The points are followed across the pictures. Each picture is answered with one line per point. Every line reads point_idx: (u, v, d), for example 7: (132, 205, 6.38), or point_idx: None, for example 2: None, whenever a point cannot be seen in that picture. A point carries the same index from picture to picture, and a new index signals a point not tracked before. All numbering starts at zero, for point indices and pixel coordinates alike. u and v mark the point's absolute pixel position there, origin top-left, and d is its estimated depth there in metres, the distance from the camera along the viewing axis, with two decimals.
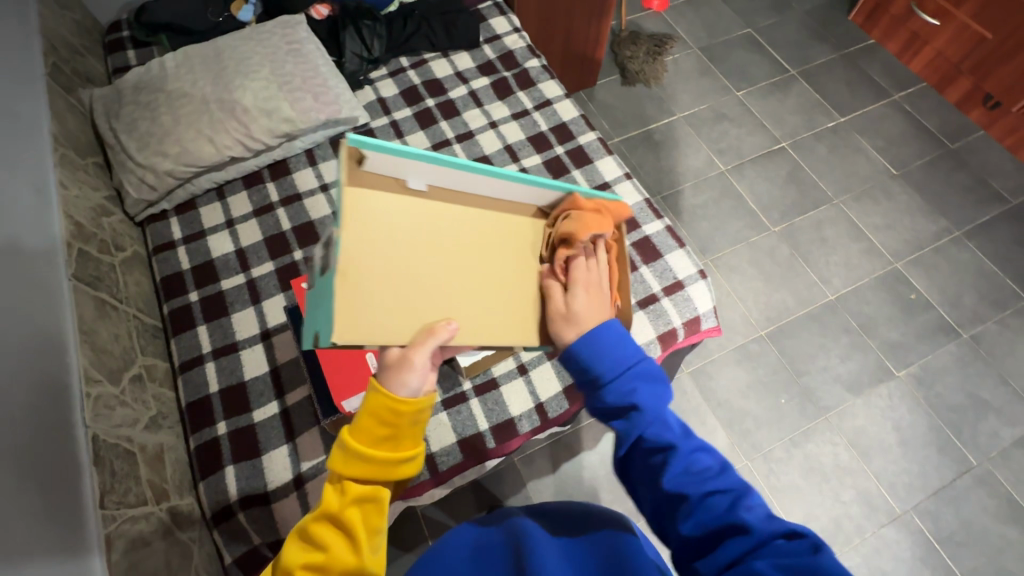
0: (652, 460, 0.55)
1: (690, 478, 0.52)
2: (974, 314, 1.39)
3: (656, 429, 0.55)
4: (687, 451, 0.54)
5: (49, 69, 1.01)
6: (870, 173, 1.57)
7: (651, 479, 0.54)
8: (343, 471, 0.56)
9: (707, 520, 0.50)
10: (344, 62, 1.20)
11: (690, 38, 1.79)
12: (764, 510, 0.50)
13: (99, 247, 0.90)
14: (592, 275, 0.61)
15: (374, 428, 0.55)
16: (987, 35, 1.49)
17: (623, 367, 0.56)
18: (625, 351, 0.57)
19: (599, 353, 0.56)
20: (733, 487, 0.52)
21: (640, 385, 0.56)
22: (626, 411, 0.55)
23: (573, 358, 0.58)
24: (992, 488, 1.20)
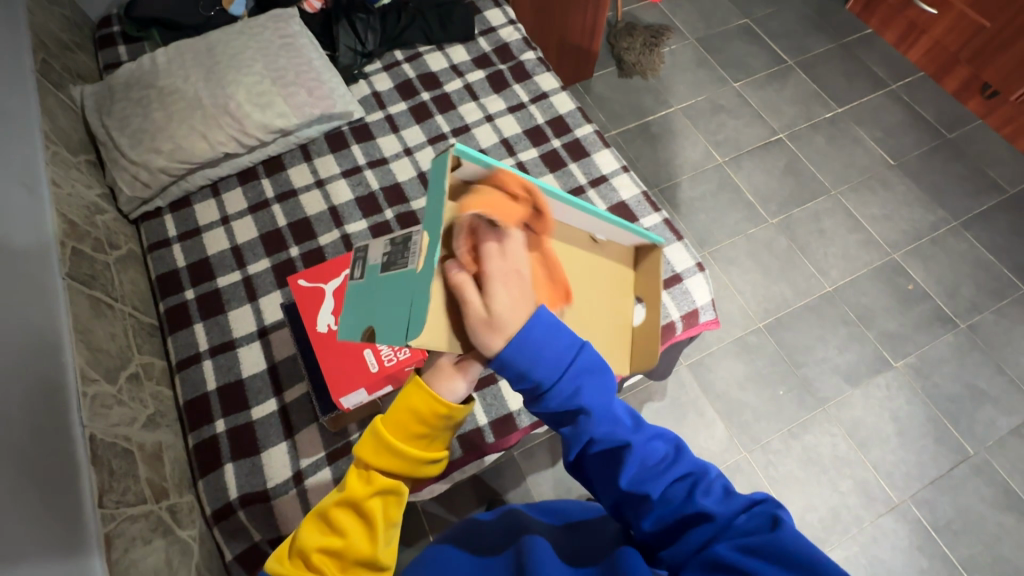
0: (608, 459, 0.53)
1: (648, 473, 0.51)
2: (971, 304, 1.39)
3: (608, 428, 0.52)
4: (641, 444, 0.52)
5: (39, 66, 1.00)
6: (868, 164, 1.56)
7: (608, 477, 0.53)
8: (371, 461, 0.58)
9: (668, 511, 0.50)
10: (337, 55, 1.19)
11: (686, 28, 1.77)
12: (721, 488, 0.50)
13: (93, 245, 0.90)
14: (514, 263, 0.50)
15: (410, 423, 0.57)
16: (985, 24, 1.48)
17: (561, 368, 0.49)
18: (558, 347, 0.49)
19: (530, 362, 0.48)
20: (690, 471, 0.52)
21: (583, 383, 0.51)
22: (572, 415, 0.52)
23: (503, 367, 0.48)
24: (989, 477, 1.21)
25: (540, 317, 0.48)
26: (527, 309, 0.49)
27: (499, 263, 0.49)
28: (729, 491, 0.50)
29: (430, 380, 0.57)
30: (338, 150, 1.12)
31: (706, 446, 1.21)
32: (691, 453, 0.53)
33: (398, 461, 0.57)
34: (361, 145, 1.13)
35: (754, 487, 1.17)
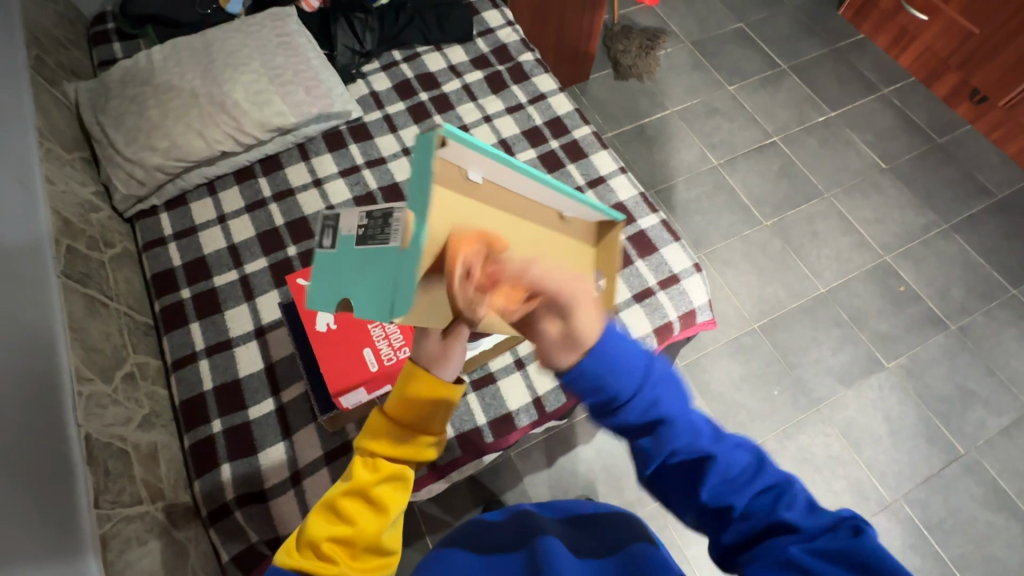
0: (687, 471, 0.49)
1: (731, 484, 0.48)
2: (961, 306, 1.41)
3: (690, 440, 0.49)
4: (724, 457, 0.48)
5: (32, 62, 0.99)
6: (861, 168, 1.58)
7: (688, 490, 0.49)
8: (377, 448, 0.61)
9: (747, 523, 0.46)
10: (335, 55, 1.18)
11: (682, 32, 1.79)
12: (806, 500, 0.47)
13: (88, 244, 0.89)
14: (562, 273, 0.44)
15: (413, 411, 0.60)
16: (974, 30, 1.51)
17: (638, 381, 0.48)
18: (630, 359, 0.48)
19: (607, 378, 0.47)
20: (776, 481, 0.48)
21: (660, 395, 0.49)
22: (651, 428, 0.49)
23: (581, 384, 0.47)
24: (979, 476, 1.23)
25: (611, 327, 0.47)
26: (597, 314, 0.46)
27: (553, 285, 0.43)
28: (812, 503, 0.47)
29: (427, 367, 0.60)
30: (335, 150, 1.12)
31: None
32: (773, 463, 0.49)
33: (403, 446, 0.61)
34: (360, 144, 1.12)
35: None
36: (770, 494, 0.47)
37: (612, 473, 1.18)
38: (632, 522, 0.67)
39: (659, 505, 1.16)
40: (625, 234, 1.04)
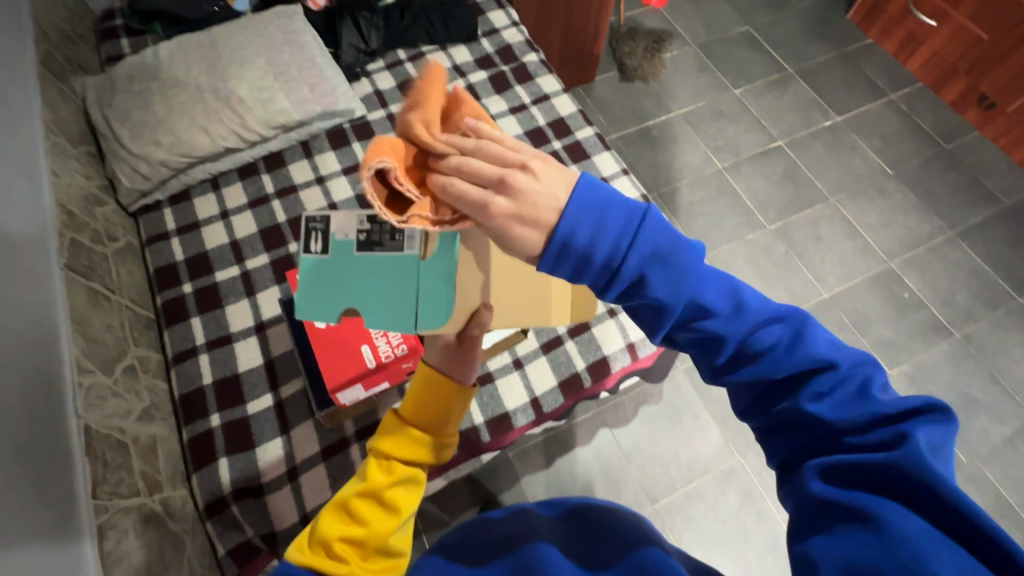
0: (705, 348, 0.48)
1: (744, 356, 0.47)
2: (966, 314, 1.40)
3: (694, 314, 0.47)
4: (738, 332, 0.46)
5: (41, 57, 1.00)
6: (867, 173, 1.57)
7: (711, 361, 0.49)
8: (390, 451, 0.62)
9: (781, 406, 0.45)
10: (340, 53, 1.19)
11: (688, 34, 1.78)
12: (859, 384, 0.43)
13: (91, 237, 0.89)
14: (493, 176, 0.43)
15: (427, 408, 0.63)
16: (983, 36, 1.50)
17: (624, 249, 0.44)
18: (610, 227, 0.43)
19: (587, 244, 0.44)
20: (814, 363, 0.44)
21: (651, 269, 0.45)
22: (656, 309, 0.47)
23: (559, 262, 0.44)
24: (981, 485, 1.21)
25: (579, 195, 0.43)
26: (558, 184, 0.44)
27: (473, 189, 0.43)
28: (867, 391, 0.42)
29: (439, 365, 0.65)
30: (339, 147, 1.12)
31: (700, 450, 1.21)
32: (813, 342, 0.45)
33: (415, 445, 0.63)
34: (363, 142, 1.13)
35: (749, 493, 1.17)
36: (802, 380, 0.45)
37: (610, 475, 1.18)
38: (654, 537, 0.63)
39: (656, 507, 1.15)
40: None
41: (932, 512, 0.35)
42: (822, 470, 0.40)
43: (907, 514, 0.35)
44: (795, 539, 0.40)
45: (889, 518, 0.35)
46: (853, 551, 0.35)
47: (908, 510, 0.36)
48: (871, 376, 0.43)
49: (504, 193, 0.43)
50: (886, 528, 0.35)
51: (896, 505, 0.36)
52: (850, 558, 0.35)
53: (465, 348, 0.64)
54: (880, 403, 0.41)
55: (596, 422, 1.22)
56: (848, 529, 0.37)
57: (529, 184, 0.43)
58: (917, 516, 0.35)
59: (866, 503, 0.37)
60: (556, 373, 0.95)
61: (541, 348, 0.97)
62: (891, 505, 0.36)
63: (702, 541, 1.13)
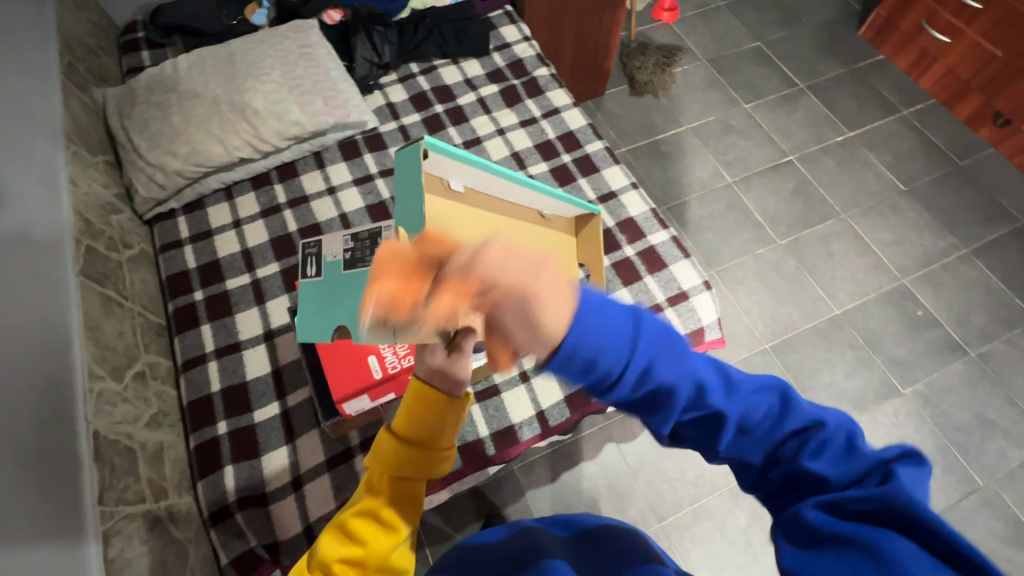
0: (698, 428, 0.44)
1: (747, 431, 0.43)
2: (982, 333, 1.37)
3: (697, 399, 0.43)
4: (738, 409, 0.43)
5: (65, 68, 1.03)
6: (879, 189, 1.56)
7: (707, 445, 0.44)
8: (385, 467, 0.59)
9: (774, 470, 0.43)
10: (354, 66, 1.21)
11: (699, 49, 1.79)
12: (843, 438, 0.41)
13: (106, 244, 0.91)
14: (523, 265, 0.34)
15: (417, 426, 0.58)
16: (997, 53, 1.49)
17: (629, 344, 0.40)
18: (614, 319, 0.40)
19: (594, 348, 0.39)
20: (805, 425, 0.42)
21: (655, 359, 0.42)
22: (658, 397, 0.42)
23: (568, 369, 0.39)
24: (998, 510, 1.18)
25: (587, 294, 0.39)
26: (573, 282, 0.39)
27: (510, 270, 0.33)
28: (853, 443, 0.42)
29: (428, 380, 0.57)
30: (351, 159, 1.13)
31: (708, 467, 1.19)
32: (800, 401, 0.43)
33: (412, 463, 0.59)
34: (374, 154, 1.14)
35: (758, 513, 1.15)
36: (797, 441, 0.42)
37: (616, 491, 1.16)
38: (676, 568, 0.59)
39: (663, 526, 1.14)
40: (634, 249, 1.04)
41: (922, 536, 0.35)
42: (820, 505, 0.39)
43: (901, 540, 0.35)
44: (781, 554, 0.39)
45: (883, 544, 0.35)
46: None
47: (900, 535, 0.35)
48: (854, 431, 0.43)
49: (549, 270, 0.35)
50: (880, 553, 0.34)
51: (892, 533, 0.35)
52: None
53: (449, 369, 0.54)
54: (867, 453, 0.40)
55: (603, 437, 1.21)
56: (841, 555, 0.36)
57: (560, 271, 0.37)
58: (908, 540, 0.35)
59: (859, 532, 0.36)
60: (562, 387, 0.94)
61: None
62: (886, 533, 0.35)
63: (710, 561, 1.11)
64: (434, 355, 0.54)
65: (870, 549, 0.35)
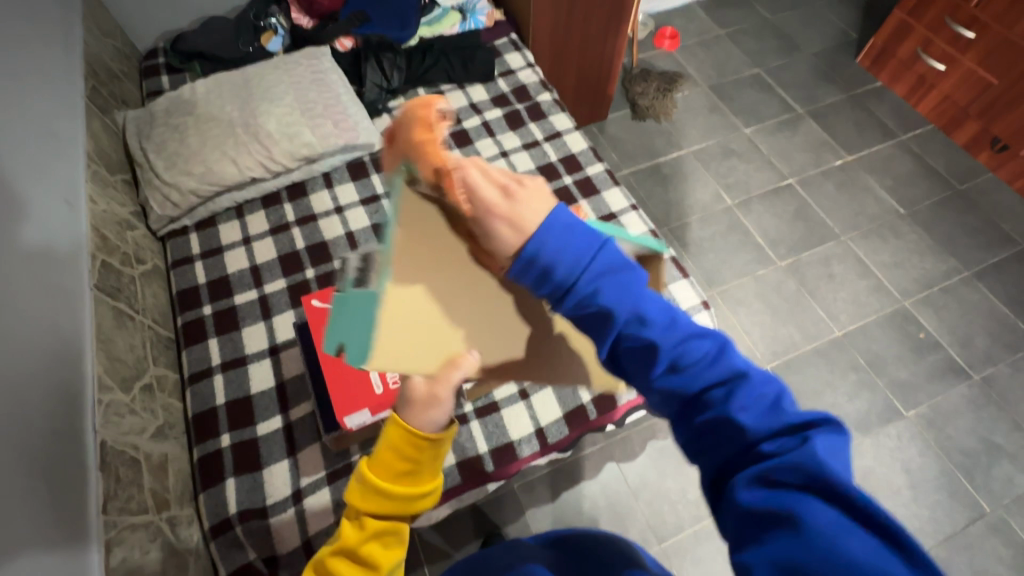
0: (639, 357, 0.46)
1: (685, 373, 0.44)
2: (986, 356, 1.37)
3: (634, 326, 0.45)
4: (672, 344, 0.45)
5: (89, 91, 1.07)
6: (880, 212, 1.58)
7: (642, 374, 0.46)
8: (361, 508, 0.57)
9: (702, 417, 0.44)
10: (364, 91, 1.25)
11: (699, 76, 1.84)
12: (771, 396, 0.42)
13: (121, 259, 0.94)
14: (489, 189, 0.46)
15: (393, 463, 0.55)
16: (993, 81, 1.52)
17: (584, 264, 0.44)
18: (580, 242, 0.45)
19: (551, 259, 0.44)
20: (729, 375, 0.44)
21: (600, 284, 0.45)
22: (597, 319, 0.46)
23: (524, 273, 0.45)
24: (1006, 537, 1.16)
25: (554, 218, 0.45)
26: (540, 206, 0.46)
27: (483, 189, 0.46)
28: (780, 403, 0.42)
29: (404, 415, 0.54)
30: (358, 179, 1.17)
31: None
32: (733, 355, 0.45)
33: (391, 504, 0.57)
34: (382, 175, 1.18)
35: None
36: (725, 385, 0.44)
37: (616, 511, 1.16)
38: None
39: (664, 547, 1.13)
40: None
41: (843, 505, 0.36)
42: (753, 481, 0.39)
43: (823, 508, 0.36)
44: (733, 547, 0.39)
45: (804, 514, 0.36)
46: (781, 554, 0.35)
47: (821, 502, 0.36)
48: (785, 393, 0.43)
49: (502, 194, 0.46)
50: (804, 524, 0.35)
51: (812, 500, 0.36)
52: (777, 558, 0.35)
53: (432, 399, 0.52)
54: (794, 413, 0.41)
55: (603, 456, 1.20)
56: (773, 535, 0.36)
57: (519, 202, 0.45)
58: (833, 509, 0.36)
59: (785, 505, 0.37)
60: (560, 404, 0.95)
61: None
62: (808, 501, 0.36)
63: None
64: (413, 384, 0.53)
65: (788, 521, 0.36)
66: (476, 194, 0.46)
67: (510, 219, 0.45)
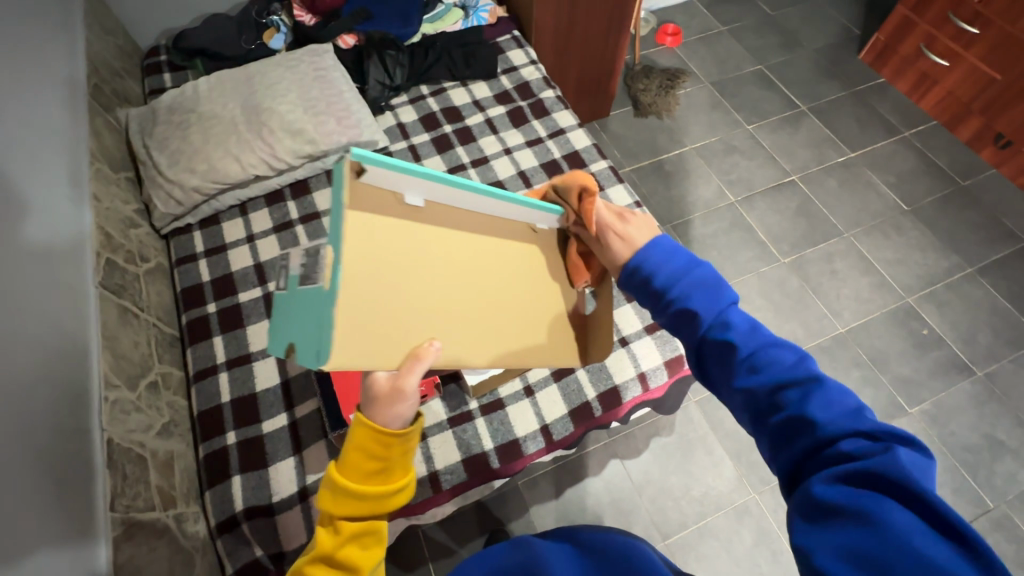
0: (720, 356, 0.50)
1: (764, 372, 0.47)
2: (988, 352, 1.37)
3: (718, 328, 0.50)
4: (754, 345, 0.48)
5: (92, 89, 1.07)
6: (882, 209, 1.58)
7: (722, 374, 0.50)
8: (334, 513, 0.57)
9: (779, 415, 0.45)
10: (367, 88, 1.25)
11: (701, 72, 1.84)
12: (852, 404, 0.43)
13: (125, 257, 0.94)
14: (610, 213, 0.59)
15: (363, 464, 0.56)
16: (996, 76, 1.51)
17: (679, 275, 0.54)
18: (678, 260, 0.55)
19: (652, 271, 0.54)
20: (806, 378, 0.45)
21: (691, 291, 0.52)
22: (684, 319, 0.52)
23: (630, 280, 0.57)
24: (1009, 532, 1.16)
25: (660, 242, 0.56)
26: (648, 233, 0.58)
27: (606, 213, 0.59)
28: (862, 412, 0.42)
29: (369, 414, 0.55)
30: None
31: (713, 485, 1.18)
32: (815, 363, 0.46)
33: (363, 504, 0.57)
34: None
35: (764, 532, 1.14)
36: (804, 388, 0.45)
37: (620, 507, 1.16)
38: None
39: (668, 544, 1.13)
40: None
41: (921, 512, 0.36)
42: (829, 478, 0.39)
43: (899, 511, 0.36)
44: (792, 532, 0.40)
45: (879, 512, 0.36)
46: (851, 545, 0.36)
47: (898, 505, 0.36)
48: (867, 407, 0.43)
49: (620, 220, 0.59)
50: (877, 519, 0.35)
51: (889, 501, 0.36)
52: (844, 547, 0.36)
53: (396, 393, 0.51)
54: (874, 420, 0.41)
55: (607, 453, 1.21)
56: (842, 525, 0.37)
57: (632, 227, 0.58)
58: (910, 513, 0.36)
59: (858, 501, 0.37)
60: (566, 401, 0.95)
61: (552, 375, 0.97)
62: (885, 502, 0.36)
63: None
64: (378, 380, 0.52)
65: (860, 514, 0.36)
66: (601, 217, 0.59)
67: (622, 237, 0.58)
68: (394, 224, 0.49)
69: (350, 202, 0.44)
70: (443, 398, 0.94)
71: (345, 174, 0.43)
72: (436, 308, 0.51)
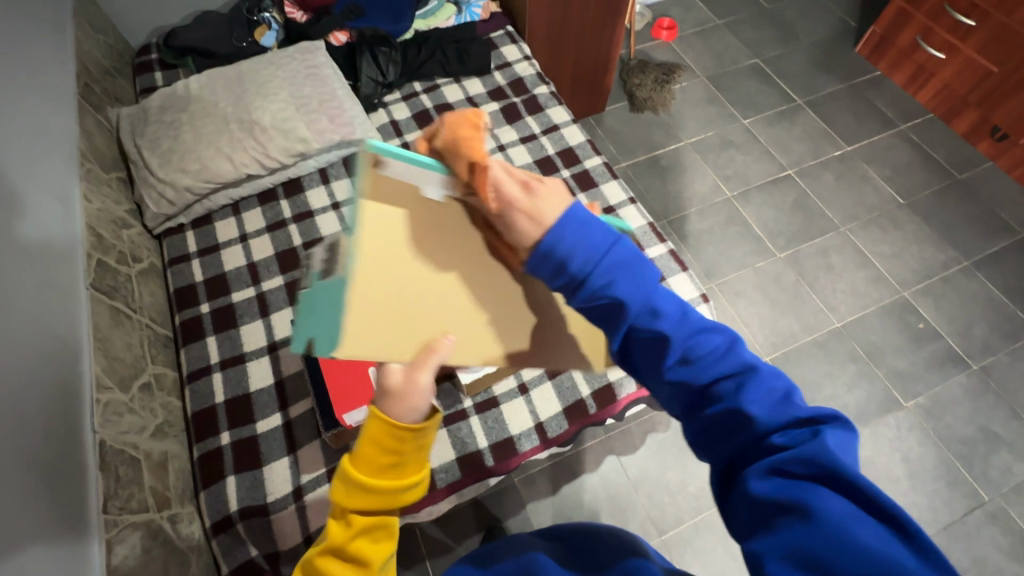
0: (650, 350, 0.47)
1: (696, 365, 0.45)
2: (984, 345, 1.37)
3: (647, 318, 0.46)
4: (686, 337, 0.46)
5: (82, 89, 1.06)
6: (878, 203, 1.57)
7: (653, 367, 0.47)
8: (348, 506, 0.55)
9: (712, 408, 0.44)
10: (359, 86, 1.24)
11: (697, 67, 1.83)
12: (779, 392, 0.43)
13: (117, 258, 0.94)
14: (513, 182, 0.45)
15: (378, 457, 0.52)
16: (993, 68, 1.51)
17: (598, 257, 0.45)
18: (593, 237, 0.45)
19: (567, 253, 0.44)
20: (738, 368, 0.45)
21: (617, 275, 0.45)
22: (611, 311, 0.46)
23: (541, 267, 0.45)
24: (1005, 525, 1.17)
25: (573, 211, 0.45)
26: (559, 204, 0.45)
27: (510, 183, 0.45)
28: (789, 398, 0.43)
29: (386, 408, 0.51)
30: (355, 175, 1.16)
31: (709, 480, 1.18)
32: (743, 350, 0.46)
33: (377, 500, 0.54)
34: None
35: None
36: (735, 379, 0.44)
37: (617, 504, 1.16)
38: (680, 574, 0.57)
39: (664, 539, 1.13)
40: None
41: (853, 496, 0.37)
42: (767, 473, 0.39)
43: (833, 500, 0.36)
44: (743, 538, 0.39)
45: (816, 505, 0.36)
46: (797, 545, 0.35)
47: (832, 493, 0.37)
48: (794, 391, 0.44)
49: (526, 188, 0.45)
50: (815, 513, 0.36)
51: (823, 490, 0.37)
52: (789, 550, 0.36)
53: (407, 388, 0.49)
54: (802, 406, 0.42)
55: (603, 449, 1.21)
56: (784, 524, 0.37)
57: (543, 197, 0.45)
58: (842, 499, 0.37)
59: (798, 496, 0.37)
60: (560, 399, 0.95)
61: (547, 373, 0.97)
62: (820, 491, 0.37)
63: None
64: (390, 376, 0.49)
65: (798, 510, 0.37)
66: (501, 189, 0.45)
67: (529, 213, 0.45)
68: (417, 221, 0.48)
69: (370, 195, 0.43)
70: (437, 396, 0.94)
71: (364, 169, 0.42)
72: (445, 306, 0.51)
